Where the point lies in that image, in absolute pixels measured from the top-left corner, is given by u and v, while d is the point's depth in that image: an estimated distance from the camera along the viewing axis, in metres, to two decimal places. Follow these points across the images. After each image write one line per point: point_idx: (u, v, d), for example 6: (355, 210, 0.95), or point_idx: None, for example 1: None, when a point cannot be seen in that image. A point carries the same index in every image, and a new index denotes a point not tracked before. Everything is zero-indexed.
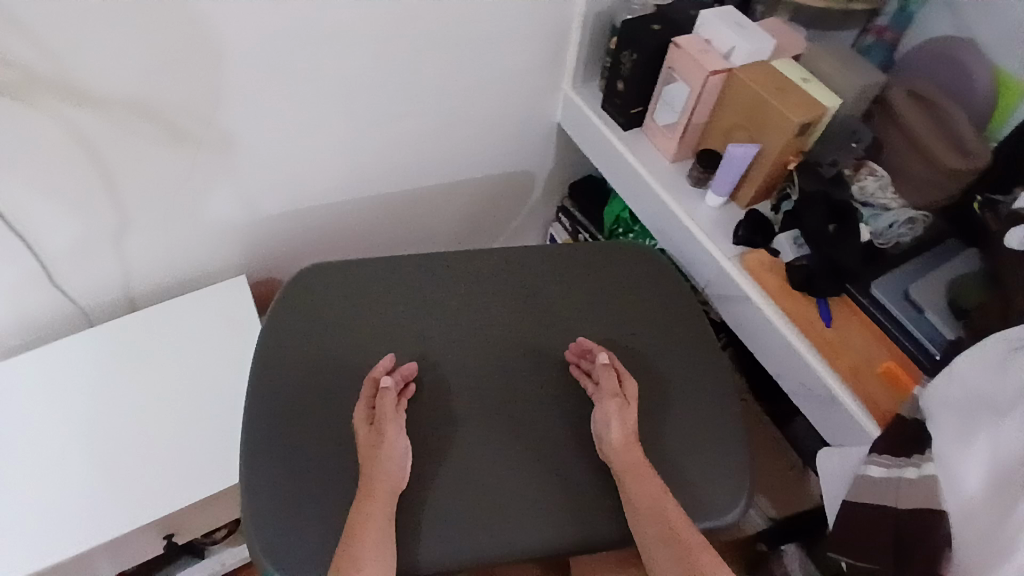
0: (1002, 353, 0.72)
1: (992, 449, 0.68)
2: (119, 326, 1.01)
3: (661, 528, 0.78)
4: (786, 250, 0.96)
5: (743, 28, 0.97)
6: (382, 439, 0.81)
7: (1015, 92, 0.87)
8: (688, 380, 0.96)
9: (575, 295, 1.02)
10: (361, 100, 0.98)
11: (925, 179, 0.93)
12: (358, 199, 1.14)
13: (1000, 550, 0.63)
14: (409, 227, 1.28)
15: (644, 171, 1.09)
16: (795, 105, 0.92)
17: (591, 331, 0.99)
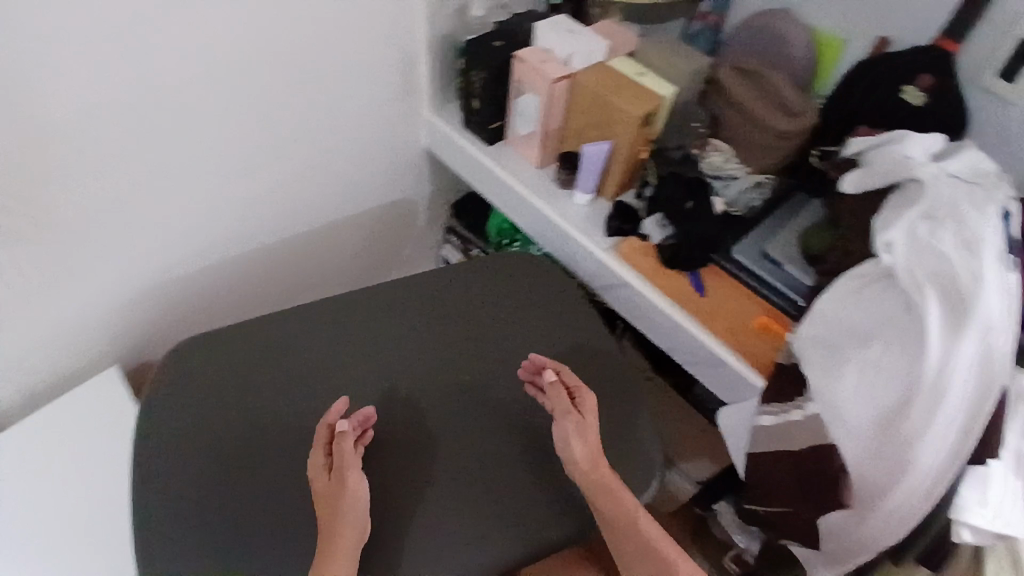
0: (854, 286, 0.77)
1: (870, 378, 0.73)
2: (27, 426, 1.01)
3: (636, 538, 0.81)
4: (652, 233, 1.00)
5: (575, 34, 1.00)
6: (346, 488, 0.78)
7: (835, 48, 1.01)
8: (592, 375, 0.96)
9: (474, 312, 1.01)
10: (213, 156, 0.99)
11: (763, 145, 0.98)
12: (246, 258, 1.17)
13: (895, 464, 0.69)
14: (305, 272, 1.28)
15: (512, 181, 1.09)
16: (634, 99, 0.94)
17: (494, 346, 0.98)
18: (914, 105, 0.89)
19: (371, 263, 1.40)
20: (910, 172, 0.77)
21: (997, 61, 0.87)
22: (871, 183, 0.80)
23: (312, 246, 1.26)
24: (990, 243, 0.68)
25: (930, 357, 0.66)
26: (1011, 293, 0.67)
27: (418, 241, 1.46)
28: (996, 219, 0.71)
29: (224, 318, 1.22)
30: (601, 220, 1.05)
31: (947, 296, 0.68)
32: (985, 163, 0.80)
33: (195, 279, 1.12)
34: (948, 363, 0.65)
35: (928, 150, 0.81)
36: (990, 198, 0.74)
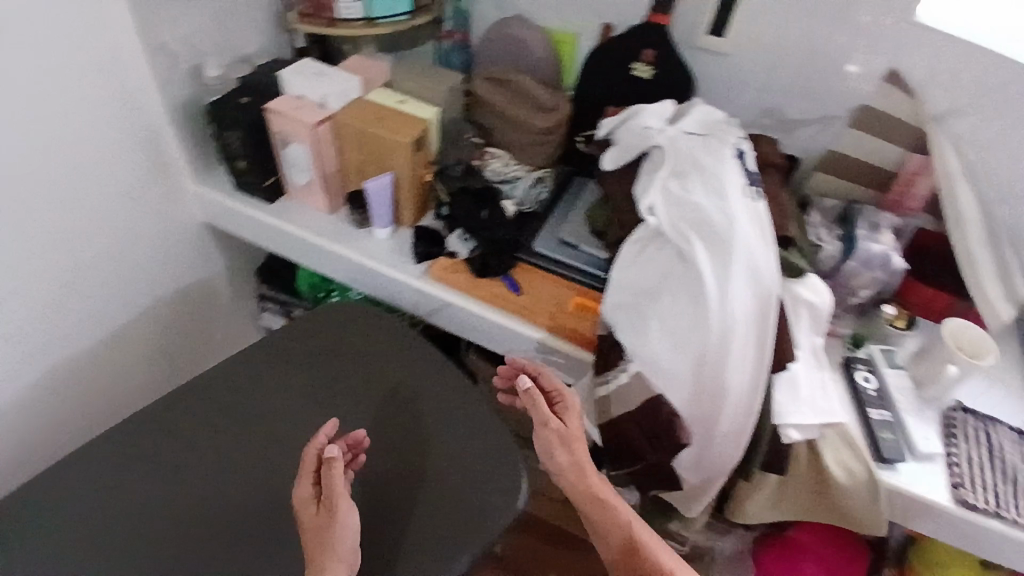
0: (639, 249, 0.84)
1: (676, 324, 0.81)
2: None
3: (619, 546, 0.80)
4: (459, 248, 1.02)
5: (320, 76, 0.99)
6: (335, 519, 0.76)
7: (569, 42, 1.09)
8: (436, 403, 0.98)
9: (308, 381, 1.00)
10: None
11: (532, 142, 1.06)
12: (23, 397, 1.01)
13: (713, 392, 0.79)
14: (107, 391, 1.15)
15: (306, 235, 1.06)
16: (400, 127, 0.95)
17: (332, 409, 0.98)
18: (644, 78, 1.01)
19: (187, 356, 1.29)
20: (654, 139, 0.86)
21: (699, 33, 1.00)
22: (625, 159, 0.89)
23: (109, 361, 1.13)
24: (731, 187, 0.79)
25: (711, 301, 0.76)
26: (759, 225, 0.78)
27: (233, 317, 1.38)
28: (732, 162, 0.82)
29: (25, 471, 1.07)
30: (407, 249, 1.05)
31: (710, 243, 0.78)
32: (713, 113, 0.90)
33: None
34: (725, 301, 0.76)
35: (665, 112, 0.90)
36: (724, 143, 0.84)
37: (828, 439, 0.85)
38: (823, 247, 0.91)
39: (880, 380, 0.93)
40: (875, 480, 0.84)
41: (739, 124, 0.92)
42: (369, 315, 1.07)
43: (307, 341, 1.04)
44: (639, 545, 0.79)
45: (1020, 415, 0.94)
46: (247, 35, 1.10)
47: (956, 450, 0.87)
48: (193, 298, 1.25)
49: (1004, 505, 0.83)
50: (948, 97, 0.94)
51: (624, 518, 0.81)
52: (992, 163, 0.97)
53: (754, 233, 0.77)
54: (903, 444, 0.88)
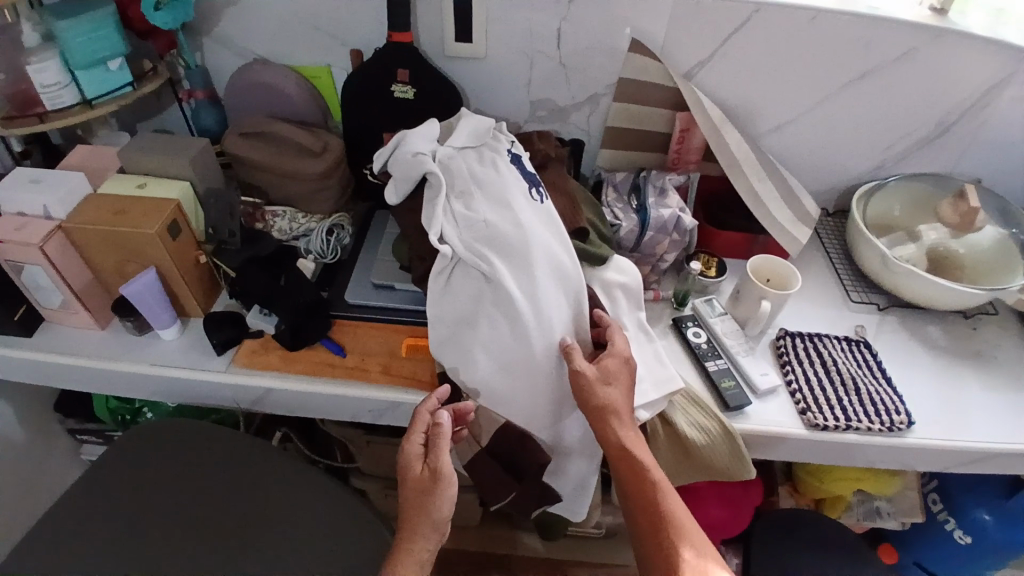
0: (436, 284, 0.77)
1: (493, 351, 0.77)
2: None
3: (646, 512, 0.72)
4: (264, 325, 0.91)
5: (38, 182, 0.84)
6: (436, 480, 0.71)
7: (322, 75, 1.04)
8: (288, 504, 0.88)
9: (136, 525, 0.86)
10: None
11: (311, 189, 0.99)
12: None
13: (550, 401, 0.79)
14: None
15: (76, 361, 0.89)
16: (146, 214, 0.83)
17: (173, 546, 0.84)
18: (410, 99, 0.99)
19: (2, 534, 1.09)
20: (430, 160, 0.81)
21: (447, 42, 0.99)
22: (405, 191, 0.83)
23: None
24: (517, 197, 0.79)
25: (531, 315, 0.76)
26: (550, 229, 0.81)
27: (47, 465, 1.17)
28: (512, 170, 0.82)
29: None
30: (205, 343, 0.91)
31: (513, 256, 0.76)
32: (481, 120, 0.87)
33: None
34: (543, 311, 0.77)
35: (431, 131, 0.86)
36: (500, 153, 0.84)
37: (676, 404, 0.88)
38: (620, 226, 0.94)
39: (710, 331, 0.97)
40: (728, 430, 0.86)
41: (506, 128, 0.91)
42: (196, 431, 0.96)
43: (111, 491, 0.89)
44: (659, 511, 0.71)
45: (833, 322, 1.03)
46: None
47: (794, 375, 0.92)
48: None
49: (855, 416, 0.88)
50: (692, 55, 0.99)
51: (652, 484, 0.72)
52: (747, 104, 1.04)
53: (552, 240, 0.79)
54: (745, 388, 0.92)
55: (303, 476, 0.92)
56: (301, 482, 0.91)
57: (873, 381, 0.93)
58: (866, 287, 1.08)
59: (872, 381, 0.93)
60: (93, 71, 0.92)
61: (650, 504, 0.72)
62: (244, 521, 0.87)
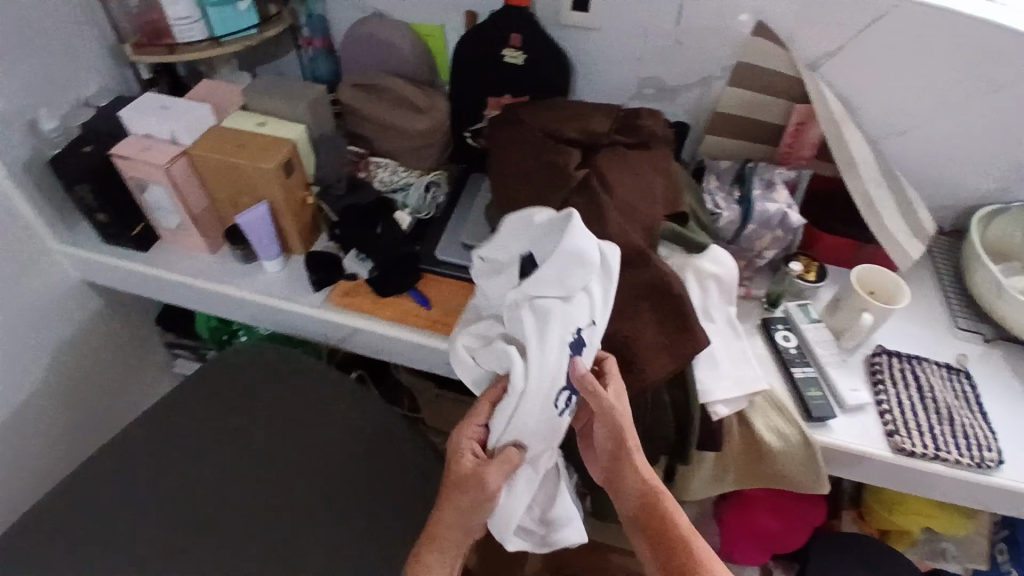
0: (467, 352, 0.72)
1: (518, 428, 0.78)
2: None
3: (650, 530, 0.72)
4: (358, 270, 0.95)
5: (168, 109, 0.89)
6: (480, 494, 0.67)
7: (435, 34, 1.05)
8: (359, 436, 0.93)
9: (225, 434, 0.93)
10: None
11: (413, 146, 1.01)
12: None
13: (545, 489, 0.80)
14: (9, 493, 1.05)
15: (187, 280, 0.96)
16: (264, 151, 0.87)
17: (252, 460, 0.91)
18: (519, 64, 0.99)
19: (98, 427, 1.20)
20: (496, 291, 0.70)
21: (562, 10, 0.97)
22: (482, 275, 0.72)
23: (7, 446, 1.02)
24: (532, 379, 0.66)
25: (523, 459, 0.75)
26: (547, 423, 0.70)
27: (147, 371, 1.28)
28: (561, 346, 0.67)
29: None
30: (302, 278, 0.96)
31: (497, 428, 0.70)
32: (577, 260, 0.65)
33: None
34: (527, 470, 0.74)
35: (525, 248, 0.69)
36: (564, 323, 0.66)
37: (757, 405, 0.85)
38: (721, 214, 0.92)
39: (800, 337, 0.93)
40: (809, 440, 0.83)
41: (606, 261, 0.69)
42: (284, 355, 1.02)
43: (206, 402, 0.96)
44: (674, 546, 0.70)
45: (931, 346, 0.96)
46: (83, 75, 0.99)
47: (885, 396, 0.88)
48: (94, 364, 1.15)
49: (944, 447, 0.83)
50: (816, 44, 0.94)
51: (665, 511, 0.71)
52: (869, 101, 0.97)
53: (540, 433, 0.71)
54: (832, 401, 0.88)
55: (373, 416, 0.95)
56: (373, 418, 0.95)
57: (971, 415, 0.87)
58: (974, 313, 1.00)
59: (968, 415, 0.87)
60: (224, 10, 0.97)
61: (664, 529, 0.70)
62: (313, 455, 0.91)
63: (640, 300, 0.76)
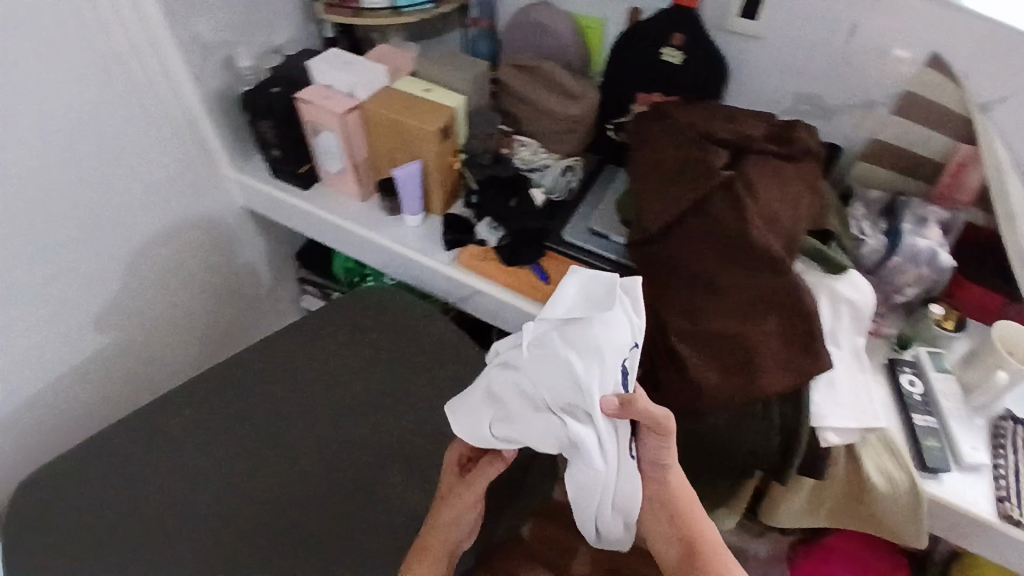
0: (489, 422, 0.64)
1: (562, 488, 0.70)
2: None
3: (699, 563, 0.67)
4: (488, 237, 0.98)
5: (350, 65, 0.97)
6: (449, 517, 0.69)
7: (596, 27, 1.08)
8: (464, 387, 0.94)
9: (339, 358, 0.96)
10: None
11: (559, 131, 1.02)
12: (64, 378, 1.04)
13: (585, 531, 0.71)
14: (144, 376, 1.17)
15: (338, 221, 1.05)
16: (428, 115, 0.94)
17: (360, 386, 0.93)
18: (676, 63, 1.00)
19: (224, 339, 1.32)
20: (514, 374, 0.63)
21: (728, 16, 0.97)
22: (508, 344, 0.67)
23: (154, 334, 1.15)
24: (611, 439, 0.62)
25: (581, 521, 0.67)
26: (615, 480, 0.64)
27: (274, 298, 1.41)
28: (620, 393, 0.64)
29: (67, 442, 1.10)
30: (437, 237, 1.03)
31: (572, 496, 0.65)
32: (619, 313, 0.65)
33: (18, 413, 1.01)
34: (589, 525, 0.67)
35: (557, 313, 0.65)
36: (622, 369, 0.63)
37: (869, 442, 0.82)
38: (864, 242, 0.89)
39: (927, 384, 0.88)
40: (916, 489, 0.79)
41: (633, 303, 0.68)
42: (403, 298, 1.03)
43: (329, 326, 0.99)
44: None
45: None
46: (278, 23, 1.10)
47: (1004, 461, 0.82)
48: (233, 281, 1.27)
49: None
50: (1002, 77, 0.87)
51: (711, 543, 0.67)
52: None
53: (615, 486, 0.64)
54: (948, 454, 0.83)
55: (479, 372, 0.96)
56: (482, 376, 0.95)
57: None
58: None
59: None
60: None
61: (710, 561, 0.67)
62: (420, 396, 0.93)
63: (766, 311, 0.77)
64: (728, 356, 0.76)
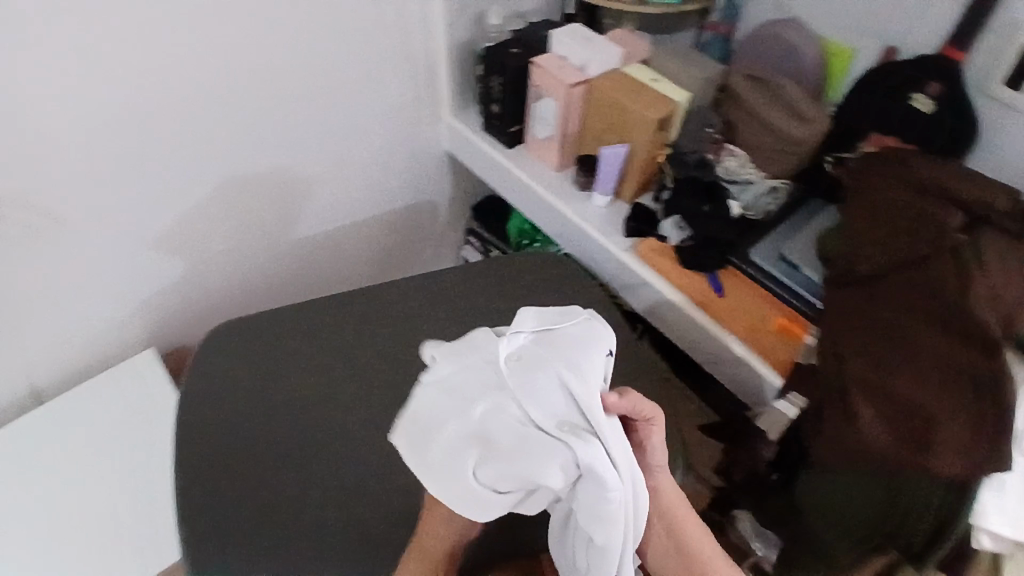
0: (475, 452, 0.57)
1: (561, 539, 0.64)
2: (47, 415, 1.03)
3: None
4: (671, 236, 0.99)
5: (590, 41, 1.01)
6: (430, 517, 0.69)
7: (844, 55, 1.07)
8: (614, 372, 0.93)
9: (502, 310, 0.98)
10: (223, 135, 0.99)
11: (775, 150, 1.02)
12: (256, 254, 1.15)
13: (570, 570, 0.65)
14: (320, 279, 1.27)
15: (532, 183, 1.10)
16: (650, 104, 0.96)
17: None
18: (923, 111, 0.93)
19: (389, 267, 1.38)
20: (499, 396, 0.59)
21: (992, 80, 0.91)
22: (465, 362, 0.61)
23: (336, 243, 1.24)
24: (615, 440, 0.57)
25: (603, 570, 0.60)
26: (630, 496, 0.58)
27: (441, 244, 1.45)
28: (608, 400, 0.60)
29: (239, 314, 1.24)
30: (619, 222, 1.05)
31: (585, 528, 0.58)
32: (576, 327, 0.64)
33: (207, 276, 1.12)
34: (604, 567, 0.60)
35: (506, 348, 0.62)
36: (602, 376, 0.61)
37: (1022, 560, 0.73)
38: None
39: None
40: None
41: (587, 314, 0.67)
42: (572, 272, 1.03)
43: (499, 279, 1.02)
44: None
45: None
46: None
47: None
48: (414, 216, 1.34)
49: None
50: None
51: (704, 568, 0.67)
52: None
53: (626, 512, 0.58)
54: None
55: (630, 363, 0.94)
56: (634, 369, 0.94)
57: None
58: None
59: None
60: None
61: None
62: None
63: (970, 395, 0.71)
64: (904, 423, 0.72)
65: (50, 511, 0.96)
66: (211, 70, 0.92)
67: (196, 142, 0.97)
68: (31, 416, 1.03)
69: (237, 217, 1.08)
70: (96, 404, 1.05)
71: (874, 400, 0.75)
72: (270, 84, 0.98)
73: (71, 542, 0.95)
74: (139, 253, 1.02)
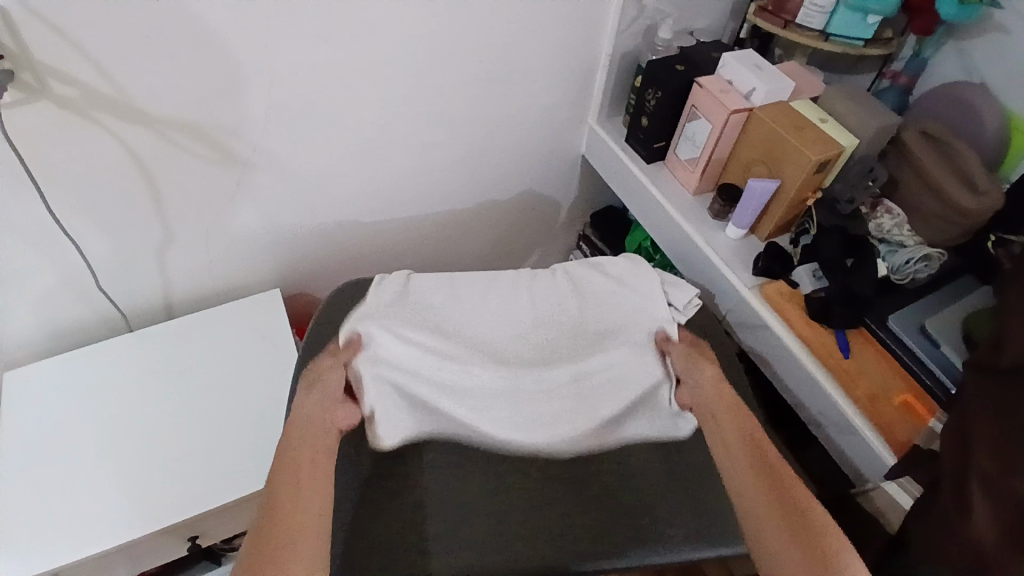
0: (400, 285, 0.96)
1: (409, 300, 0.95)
2: (158, 337, 1.02)
3: (791, 522, 0.73)
4: (804, 283, 0.96)
5: (761, 70, 0.99)
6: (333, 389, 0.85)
7: None
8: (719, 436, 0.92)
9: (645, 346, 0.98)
10: (400, 112, 1.00)
11: (936, 214, 0.97)
12: (391, 222, 1.17)
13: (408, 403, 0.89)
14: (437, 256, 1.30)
15: (664, 200, 1.09)
16: (813, 143, 0.92)
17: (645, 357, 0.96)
18: None
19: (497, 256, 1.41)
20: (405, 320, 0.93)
21: None
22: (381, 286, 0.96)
23: (460, 224, 1.27)
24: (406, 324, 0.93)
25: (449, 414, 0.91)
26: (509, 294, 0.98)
27: (553, 242, 1.46)
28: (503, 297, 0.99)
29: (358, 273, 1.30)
30: (749, 258, 1.01)
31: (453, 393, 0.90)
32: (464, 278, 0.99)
33: (341, 229, 1.13)
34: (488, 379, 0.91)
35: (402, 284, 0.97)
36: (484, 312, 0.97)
37: None
38: None
39: None
40: None
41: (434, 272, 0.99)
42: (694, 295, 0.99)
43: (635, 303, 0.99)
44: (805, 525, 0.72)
45: None
46: (707, 11, 1.12)
47: None
48: (536, 212, 1.36)
49: None
50: None
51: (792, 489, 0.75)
52: None
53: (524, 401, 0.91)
54: None
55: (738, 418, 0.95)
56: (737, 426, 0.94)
57: None
58: None
59: None
60: (854, 15, 1.01)
61: (800, 527, 0.72)
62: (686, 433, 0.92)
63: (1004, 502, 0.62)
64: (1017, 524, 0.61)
65: (153, 434, 0.93)
66: (411, 43, 0.91)
67: (375, 107, 0.97)
68: (151, 331, 1.03)
69: (382, 178, 1.09)
70: (220, 329, 1.04)
71: (984, 486, 0.65)
72: (457, 59, 0.97)
73: (167, 466, 0.91)
74: (292, 198, 1.02)
